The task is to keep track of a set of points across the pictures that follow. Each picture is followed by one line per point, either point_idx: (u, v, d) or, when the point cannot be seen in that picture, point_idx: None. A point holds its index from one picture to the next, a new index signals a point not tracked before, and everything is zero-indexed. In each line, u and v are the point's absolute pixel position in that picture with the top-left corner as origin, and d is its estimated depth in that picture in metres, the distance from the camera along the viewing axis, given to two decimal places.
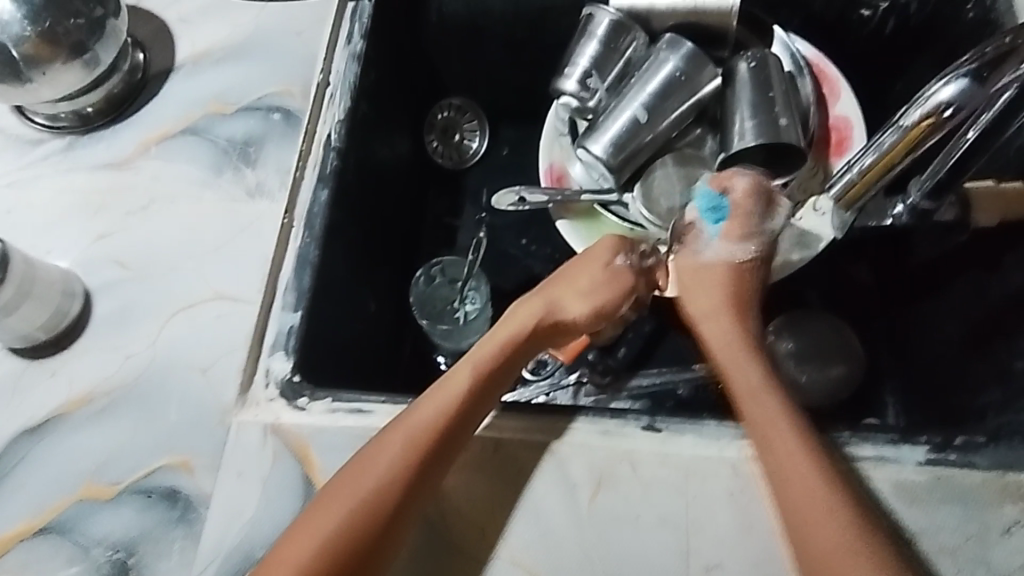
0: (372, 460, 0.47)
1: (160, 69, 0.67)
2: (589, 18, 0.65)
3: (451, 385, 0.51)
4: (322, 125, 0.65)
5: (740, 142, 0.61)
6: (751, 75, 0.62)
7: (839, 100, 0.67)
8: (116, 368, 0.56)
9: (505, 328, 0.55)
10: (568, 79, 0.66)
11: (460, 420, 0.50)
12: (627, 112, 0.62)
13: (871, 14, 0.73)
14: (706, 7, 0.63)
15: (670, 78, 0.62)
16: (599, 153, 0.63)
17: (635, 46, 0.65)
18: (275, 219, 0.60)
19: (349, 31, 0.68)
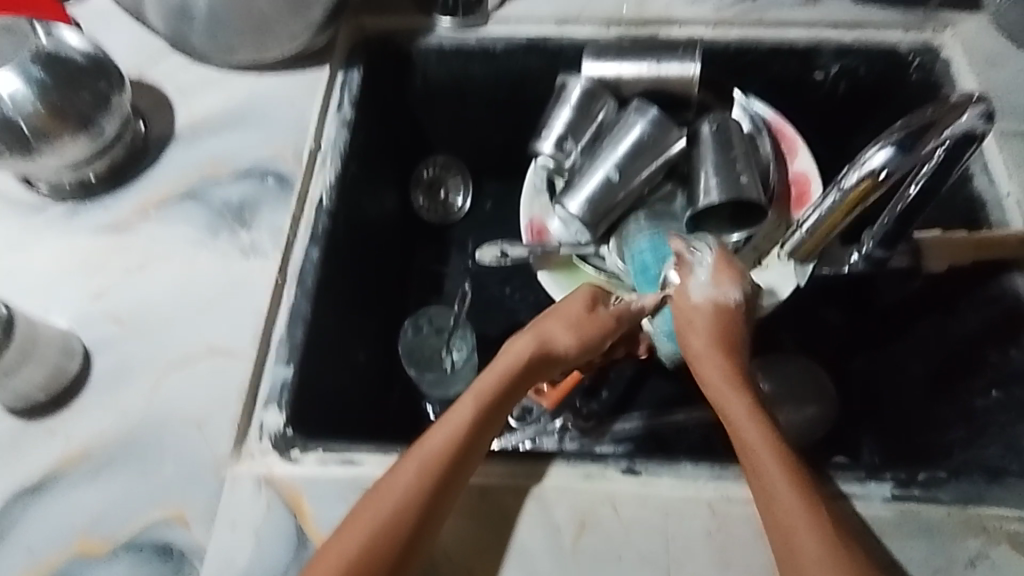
0: (387, 484, 0.49)
1: (160, 137, 0.71)
2: (564, 86, 0.70)
3: (459, 415, 0.53)
4: (314, 188, 0.68)
5: (706, 198, 0.65)
6: (715, 137, 0.67)
7: (797, 158, 0.72)
8: (113, 424, 0.57)
9: (503, 361, 0.58)
10: (544, 142, 0.71)
11: (467, 447, 0.52)
12: (600, 172, 0.67)
13: (824, 77, 0.78)
14: (669, 76, 0.69)
15: (639, 140, 0.67)
16: (575, 210, 0.68)
17: (606, 110, 0.69)
18: (269, 276, 0.63)
19: (340, 99, 0.74)
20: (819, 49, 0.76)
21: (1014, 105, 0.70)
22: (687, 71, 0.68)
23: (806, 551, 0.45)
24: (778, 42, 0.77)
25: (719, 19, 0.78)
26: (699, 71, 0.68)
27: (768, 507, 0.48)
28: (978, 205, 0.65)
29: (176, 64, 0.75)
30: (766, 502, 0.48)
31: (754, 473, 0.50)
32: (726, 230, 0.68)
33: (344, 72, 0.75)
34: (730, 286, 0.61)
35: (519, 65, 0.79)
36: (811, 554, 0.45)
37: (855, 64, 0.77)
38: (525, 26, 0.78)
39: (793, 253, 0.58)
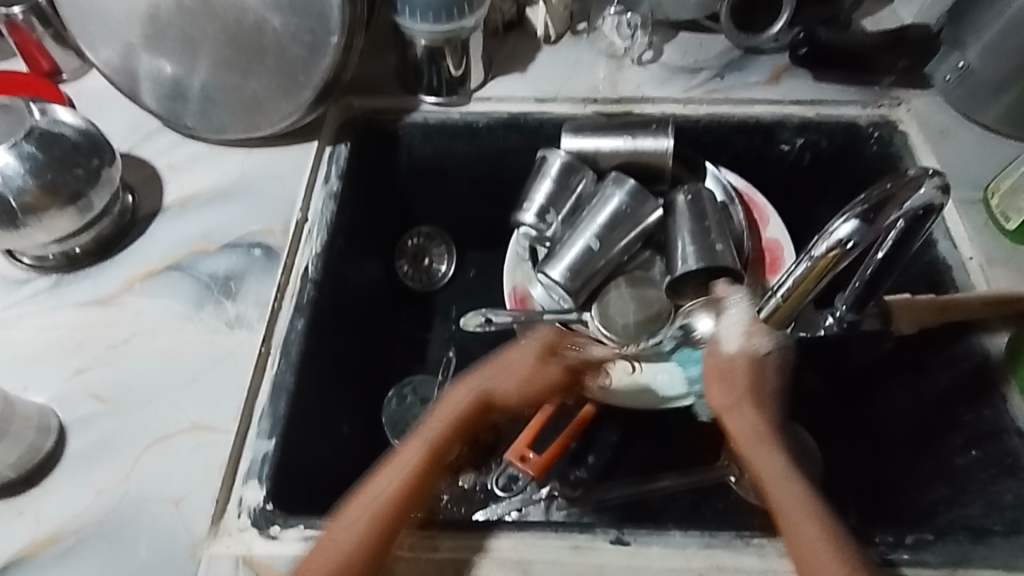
0: (331, 541, 0.50)
1: (148, 211, 0.72)
2: (544, 160, 0.73)
3: (402, 462, 0.55)
4: (300, 259, 0.69)
5: (684, 265, 0.67)
6: (689, 206, 0.70)
7: (768, 226, 0.75)
8: (87, 504, 0.55)
9: (446, 411, 0.59)
10: (526, 213, 0.73)
11: (408, 496, 0.53)
12: (580, 241, 0.69)
13: (789, 148, 0.83)
14: (644, 149, 0.72)
15: (617, 211, 0.70)
16: (556, 278, 0.69)
17: (585, 182, 0.72)
18: (253, 348, 0.63)
19: (326, 172, 0.76)
20: (782, 123, 0.81)
21: (966, 174, 0.74)
22: (661, 145, 0.72)
23: None
24: (744, 118, 0.81)
25: (688, 97, 0.82)
26: (672, 146, 0.72)
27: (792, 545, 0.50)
28: (942, 268, 0.68)
29: (167, 141, 0.77)
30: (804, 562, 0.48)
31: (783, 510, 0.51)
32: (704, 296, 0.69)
33: (332, 146, 0.78)
34: (760, 338, 0.58)
35: (500, 140, 0.83)
36: None
37: (818, 138, 0.81)
38: (505, 103, 0.82)
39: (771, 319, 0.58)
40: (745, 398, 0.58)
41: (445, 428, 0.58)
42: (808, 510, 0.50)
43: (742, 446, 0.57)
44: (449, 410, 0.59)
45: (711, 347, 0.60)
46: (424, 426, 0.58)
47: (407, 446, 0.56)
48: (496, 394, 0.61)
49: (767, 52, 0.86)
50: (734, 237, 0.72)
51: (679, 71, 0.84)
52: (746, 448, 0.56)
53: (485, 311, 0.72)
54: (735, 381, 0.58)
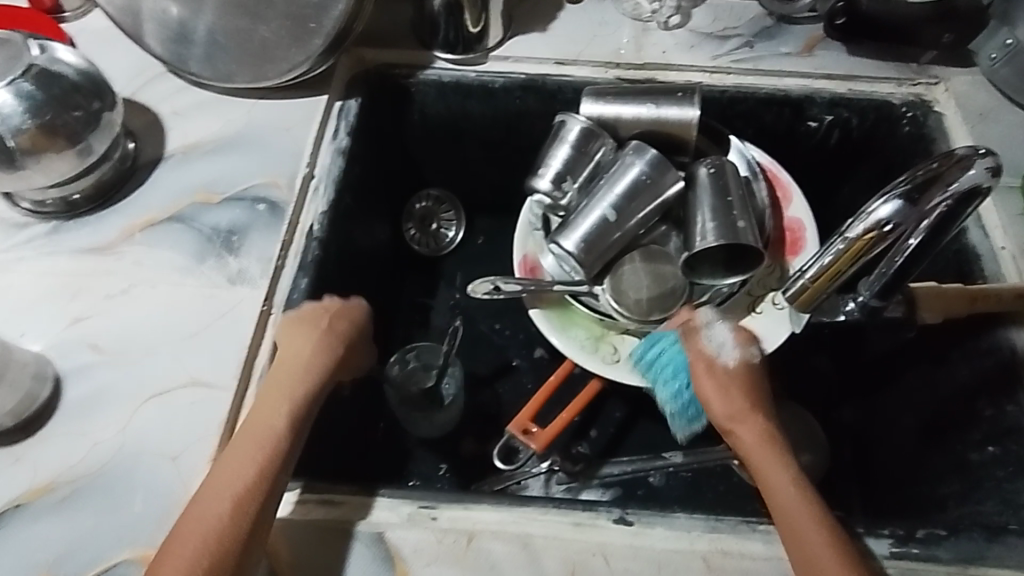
0: (195, 518, 0.47)
1: (150, 159, 0.70)
2: (561, 124, 0.70)
3: (265, 431, 0.52)
4: (305, 216, 0.67)
5: (702, 242, 0.65)
6: (711, 180, 0.67)
7: (790, 203, 0.73)
8: (81, 456, 0.53)
9: (286, 374, 0.56)
10: (541, 179, 0.70)
11: (274, 462, 0.50)
12: (596, 211, 0.67)
13: (817, 125, 0.80)
14: (668, 118, 0.69)
15: (636, 181, 0.67)
16: (570, 248, 0.67)
17: (604, 150, 0.69)
18: (254, 306, 0.61)
19: (336, 127, 0.73)
20: (813, 98, 0.78)
21: (1004, 160, 0.71)
22: (686, 114, 0.68)
23: None
24: (772, 91, 0.78)
25: (714, 66, 0.79)
26: (697, 115, 0.68)
27: (797, 545, 0.48)
28: (971, 257, 0.66)
29: (172, 87, 0.74)
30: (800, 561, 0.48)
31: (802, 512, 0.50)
32: (722, 274, 0.67)
33: (342, 100, 0.75)
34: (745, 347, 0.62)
35: (517, 102, 0.80)
36: None
37: (847, 115, 0.78)
38: (524, 64, 0.79)
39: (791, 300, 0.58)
40: (750, 407, 0.58)
41: (286, 392, 0.55)
42: (806, 509, 0.50)
43: (746, 453, 0.56)
44: (291, 372, 0.56)
45: (701, 361, 0.59)
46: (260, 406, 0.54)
47: (260, 415, 0.53)
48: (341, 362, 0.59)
49: (802, 21, 0.82)
50: (756, 215, 0.69)
51: (707, 37, 0.81)
52: (744, 451, 0.56)
53: (494, 278, 0.68)
54: (735, 391, 0.58)
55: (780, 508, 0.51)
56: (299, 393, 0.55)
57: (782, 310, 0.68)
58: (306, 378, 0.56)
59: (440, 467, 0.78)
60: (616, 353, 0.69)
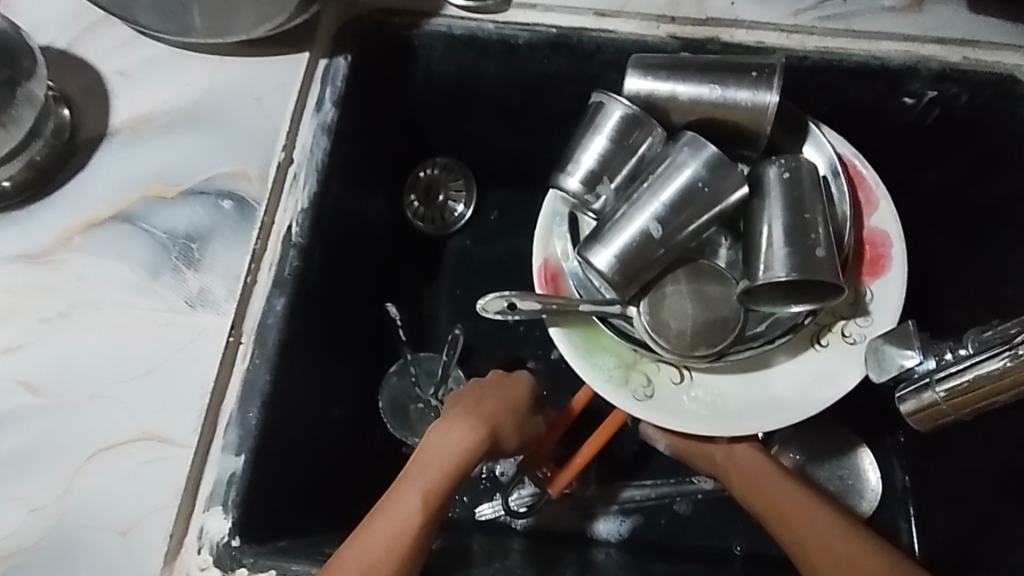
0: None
1: (91, 136, 0.57)
2: (598, 107, 0.56)
3: (405, 509, 0.48)
4: (281, 216, 0.55)
5: (768, 273, 0.53)
6: (784, 188, 0.54)
7: (877, 211, 0.60)
8: (19, 526, 0.45)
9: (443, 454, 0.53)
10: (570, 177, 0.57)
11: (415, 551, 0.46)
12: (636, 224, 0.54)
13: (914, 102, 0.64)
14: (737, 101, 0.55)
15: (689, 187, 0.53)
16: (602, 268, 0.54)
17: (650, 142, 0.56)
18: (219, 336, 0.50)
19: (320, 95, 0.59)
20: (916, 69, 0.62)
21: None
22: (760, 100, 0.54)
23: None
24: (865, 59, 0.62)
25: (794, 23, 0.62)
26: (775, 101, 0.54)
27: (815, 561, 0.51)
28: None
29: (116, 37, 0.60)
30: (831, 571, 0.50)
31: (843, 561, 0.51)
32: (785, 301, 0.55)
33: (328, 59, 0.61)
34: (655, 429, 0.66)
35: (543, 62, 0.64)
36: None
37: (956, 91, 0.63)
38: (555, 13, 0.62)
39: (914, 423, 0.43)
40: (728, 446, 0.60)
41: (424, 482, 0.50)
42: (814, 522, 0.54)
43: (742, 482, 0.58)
44: (443, 458, 0.52)
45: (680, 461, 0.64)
46: (414, 470, 0.52)
47: (406, 492, 0.49)
48: (498, 434, 0.57)
49: None
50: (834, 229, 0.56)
51: None
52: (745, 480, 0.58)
53: (508, 293, 0.58)
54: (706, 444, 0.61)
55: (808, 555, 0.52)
56: (443, 478, 0.51)
57: (854, 345, 0.57)
58: (466, 436, 0.54)
59: None
60: (649, 387, 0.58)
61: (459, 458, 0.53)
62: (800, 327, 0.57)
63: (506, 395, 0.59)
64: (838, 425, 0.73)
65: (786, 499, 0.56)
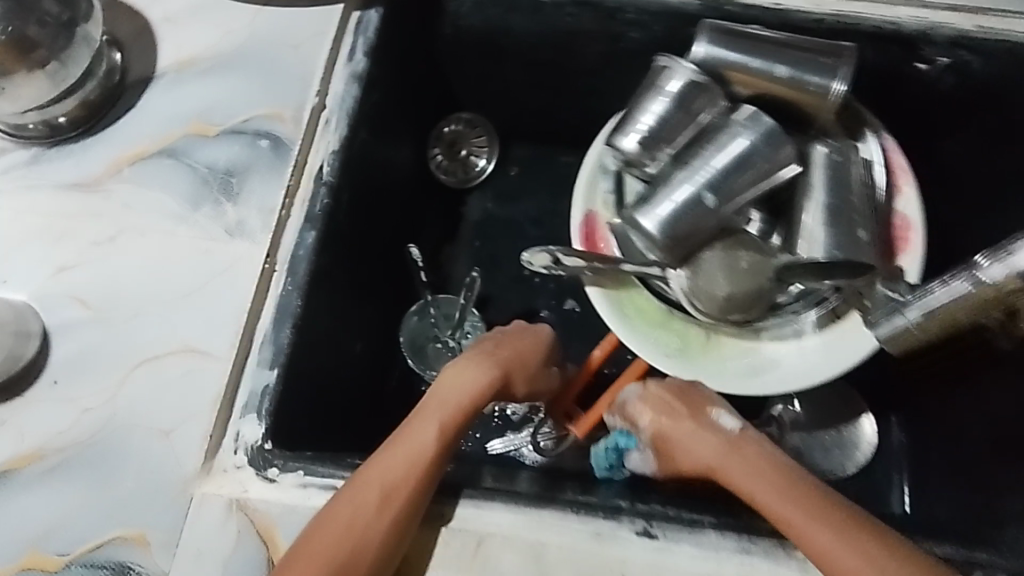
0: (349, 506, 0.47)
1: (140, 77, 0.61)
2: (662, 69, 0.57)
3: (417, 435, 0.51)
4: (314, 156, 0.59)
5: (811, 252, 0.56)
6: (829, 168, 0.58)
7: (902, 196, 0.60)
8: (72, 423, 0.50)
9: (455, 391, 0.55)
10: (628, 137, 0.58)
11: (430, 476, 0.49)
12: (689, 190, 0.56)
13: (928, 68, 0.65)
14: (806, 82, 0.56)
15: (746, 157, 0.56)
16: (650, 230, 0.56)
17: (712, 110, 0.57)
18: (255, 262, 0.55)
19: (352, 46, 0.63)
20: (929, 35, 0.63)
21: None
22: (829, 85, 0.55)
23: None
24: (881, 22, 0.64)
25: None
26: (842, 90, 0.55)
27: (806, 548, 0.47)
28: None
29: None
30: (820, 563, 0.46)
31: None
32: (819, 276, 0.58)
33: (360, 11, 0.64)
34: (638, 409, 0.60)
35: (566, 19, 0.67)
36: None
37: (969, 57, 0.64)
38: None
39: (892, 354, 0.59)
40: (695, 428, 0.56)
41: (437, 414, 0.53)
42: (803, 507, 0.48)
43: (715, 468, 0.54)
44: (455, 395, 0.55)
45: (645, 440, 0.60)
46: (425, 408, 0.54)
47: (420, 423, 0.52)
48: (509, 381, 0.60)
49: None
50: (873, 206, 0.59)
51: None
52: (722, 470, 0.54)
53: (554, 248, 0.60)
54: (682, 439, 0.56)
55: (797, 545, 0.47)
56: (456, 413, 0.54)
57: None
58: (478, 378, 0.57)
59: None
60: (676, 347, 0.61)
61: (470, 400, 0.55)
62: (824, 300, 0.60)
63: (520, 345, 0.62)
64: (845, 388, 0.74)
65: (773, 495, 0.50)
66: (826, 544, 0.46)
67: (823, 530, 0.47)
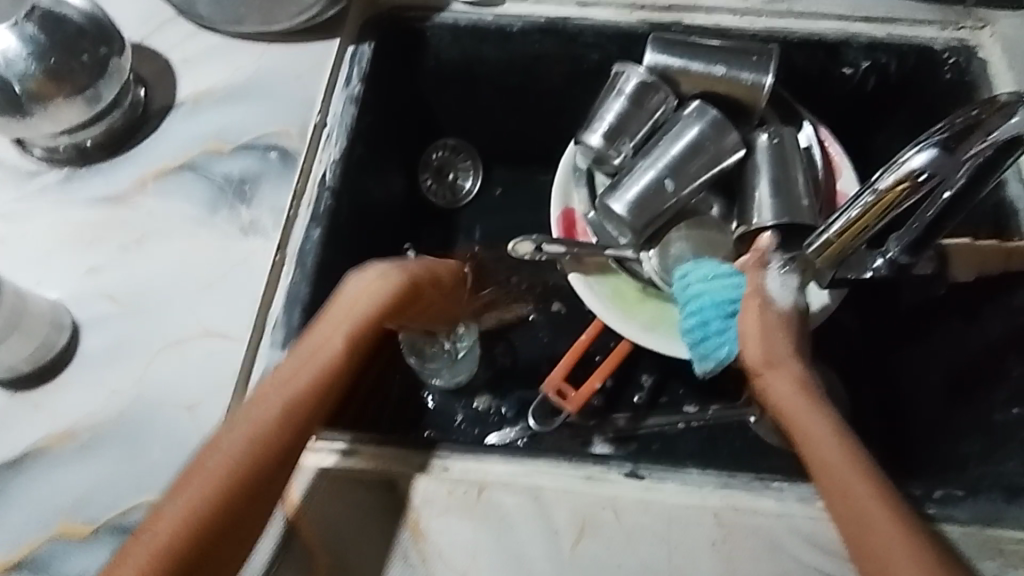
0: (261, 404, 0.48)
1: (161, 107, 0.69)
2: (619, 75, 0.65)
3: (329, 341, 0.52)
4: (318, 165, 0.66)
5: (759, 218, 0.63)
6: (772, 149, 0.64)
7: (840, 178, 0.68)
8: (102, 403, 0.55)
9: (363, 292, 0.55)
10: (593, 134, 0.66)
11: (327, 377, 0.51)
12: (651, 175, 0.63)
13: (852, 72, 0.75)
14: (739, 78, 0.63)
15: (698, 144, 0.63)
16: (619, 211, 0.63)
17: (665, 107, 0.65)
18: (268, 255, 0.61)
19: (348, 74, 0.71)
20: (849, 42, 0.73)
21: None
22: (759, 81, 0.62)
23: (900, 564, 0.43)
24: (806, 34, 0.73)
25: (745, 7, 0.74)
26: (770, 84, 0.62)
27: (844, 504, 0.46)
28: (1008, 212, 0.62)
29: (180, 32, 0.72)
30: (852, 527, 0.45)
31: (866, 550, 0.44)
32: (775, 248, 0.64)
33: (354, 45, 0.72)
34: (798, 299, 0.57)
35: (535, 46, 0.76)
36: (904, 563, 0.43)
37: (886, 60, 0.73)
38: (542, 7, 0.75)
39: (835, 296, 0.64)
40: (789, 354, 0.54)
41: (347, 321, 0.53)
42: (848, 465, 0.47)
43: (782, 406, 0.52)
44: (345, 308, 0.54)
45: (755, 300, 0.56)
46: (331, 308, 0.54)
47: (322, 328, 0.53)
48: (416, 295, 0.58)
49: None
50: (812, 179, 0.66)
51: None
52: (779, 405, 0.52)
53: (537, 236, 0.65)
54: (758, 340, 0.54)
55: (837, 506, 0.46)
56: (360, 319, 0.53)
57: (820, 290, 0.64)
58: (381, 284, 0.55)
59: (455, 419, 0.77)
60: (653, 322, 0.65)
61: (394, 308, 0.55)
62: None
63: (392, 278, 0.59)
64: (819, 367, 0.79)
65: (830, 446, 0.48)
66: (866, 513, 0.45)
67: (862, 486, 0.46)
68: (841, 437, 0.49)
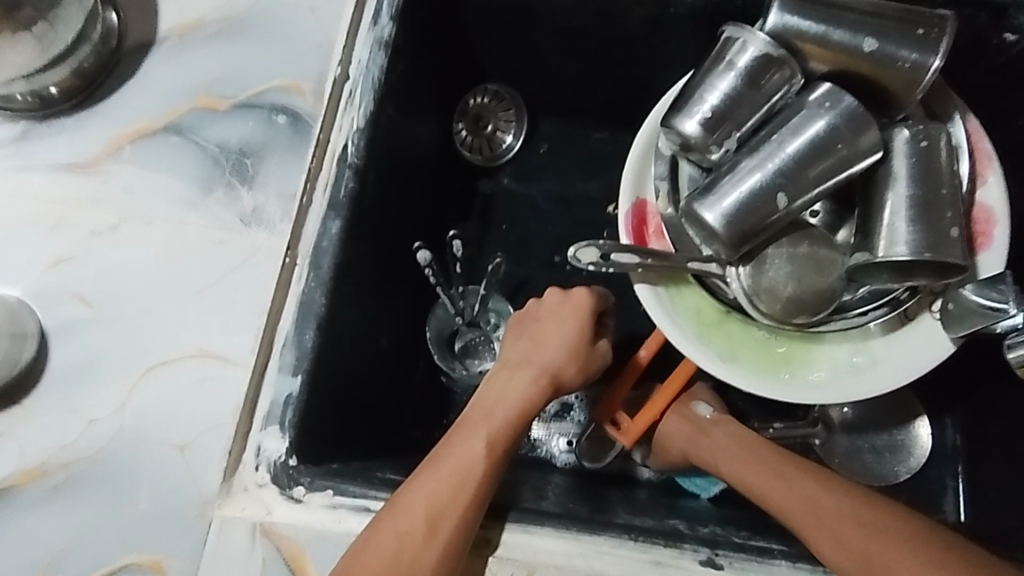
0: (399, 513, 0.43)
1: (138, 43, 0.54)
2: (731, 40, 0.50)
3: (467, 444, 0.47)
4: (337, 134, 0.52)
5: (890, 248, 0.49)
6: (917, 156, 0.49)
7: (983, 185, 0.53)
8: (78, 435, 0.46)
9: (503, 399, 0.51)
10: (688, 117, 0.51)
11: (480, 488, 0.44)
12: (757, 180, 0.49)
13: (1017, 39, 0.56)
14: (898, 59, 0.48)
15: (824, 143, 0.49)
16: (711, 222, 0.50)
17: (785, 90, 0.50)
18: (275, 255, 0.49)
19: (376, 7, 0.55)
20: None
21: None
22: (924, 62, 0.48)
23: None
24: None
25: None
26: (939, 69, 0.48)
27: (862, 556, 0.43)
28: None
29: None
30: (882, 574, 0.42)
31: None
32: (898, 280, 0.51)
33: None
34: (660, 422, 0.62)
35: None
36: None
37: None
38: None
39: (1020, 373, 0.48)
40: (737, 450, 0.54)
41: (481, 425, 0.49)
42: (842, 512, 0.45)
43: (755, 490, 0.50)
44: (483, 412, 0.50)
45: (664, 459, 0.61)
46: (471, 408, 0.51)
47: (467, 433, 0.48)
48: (560, 376, 0.53)
49: None
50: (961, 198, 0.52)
51: None
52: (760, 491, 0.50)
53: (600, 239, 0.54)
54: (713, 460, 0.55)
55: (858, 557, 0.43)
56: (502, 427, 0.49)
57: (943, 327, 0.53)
58: (524, 385, 0.52)
59: None
60: (731, 350, 0.54)
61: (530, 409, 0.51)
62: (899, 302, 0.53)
63: (556, 331, 0.54)
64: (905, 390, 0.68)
65: (822, 503, 0.46)
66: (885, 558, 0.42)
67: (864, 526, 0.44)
68: (824, 489, 0.47)
